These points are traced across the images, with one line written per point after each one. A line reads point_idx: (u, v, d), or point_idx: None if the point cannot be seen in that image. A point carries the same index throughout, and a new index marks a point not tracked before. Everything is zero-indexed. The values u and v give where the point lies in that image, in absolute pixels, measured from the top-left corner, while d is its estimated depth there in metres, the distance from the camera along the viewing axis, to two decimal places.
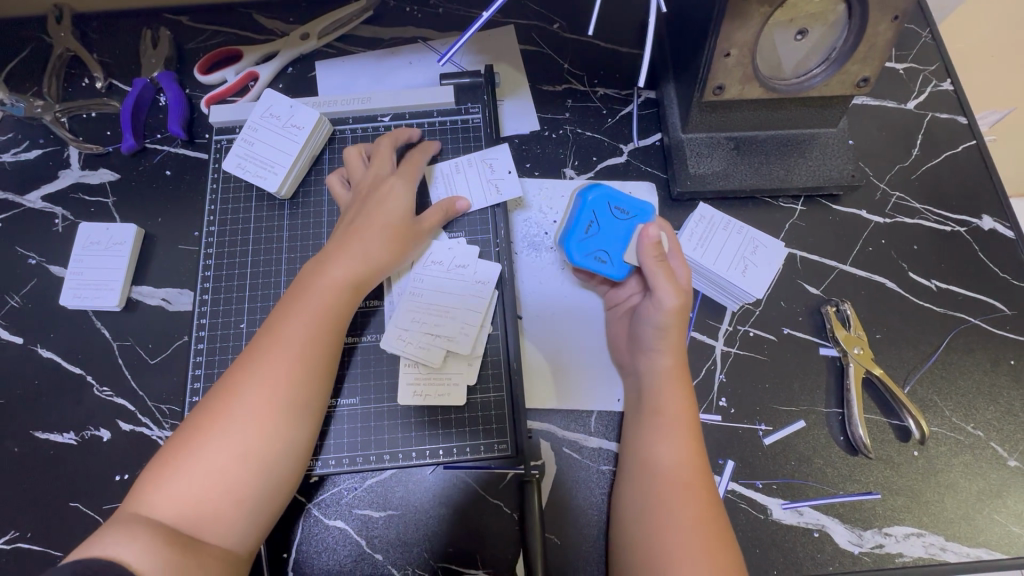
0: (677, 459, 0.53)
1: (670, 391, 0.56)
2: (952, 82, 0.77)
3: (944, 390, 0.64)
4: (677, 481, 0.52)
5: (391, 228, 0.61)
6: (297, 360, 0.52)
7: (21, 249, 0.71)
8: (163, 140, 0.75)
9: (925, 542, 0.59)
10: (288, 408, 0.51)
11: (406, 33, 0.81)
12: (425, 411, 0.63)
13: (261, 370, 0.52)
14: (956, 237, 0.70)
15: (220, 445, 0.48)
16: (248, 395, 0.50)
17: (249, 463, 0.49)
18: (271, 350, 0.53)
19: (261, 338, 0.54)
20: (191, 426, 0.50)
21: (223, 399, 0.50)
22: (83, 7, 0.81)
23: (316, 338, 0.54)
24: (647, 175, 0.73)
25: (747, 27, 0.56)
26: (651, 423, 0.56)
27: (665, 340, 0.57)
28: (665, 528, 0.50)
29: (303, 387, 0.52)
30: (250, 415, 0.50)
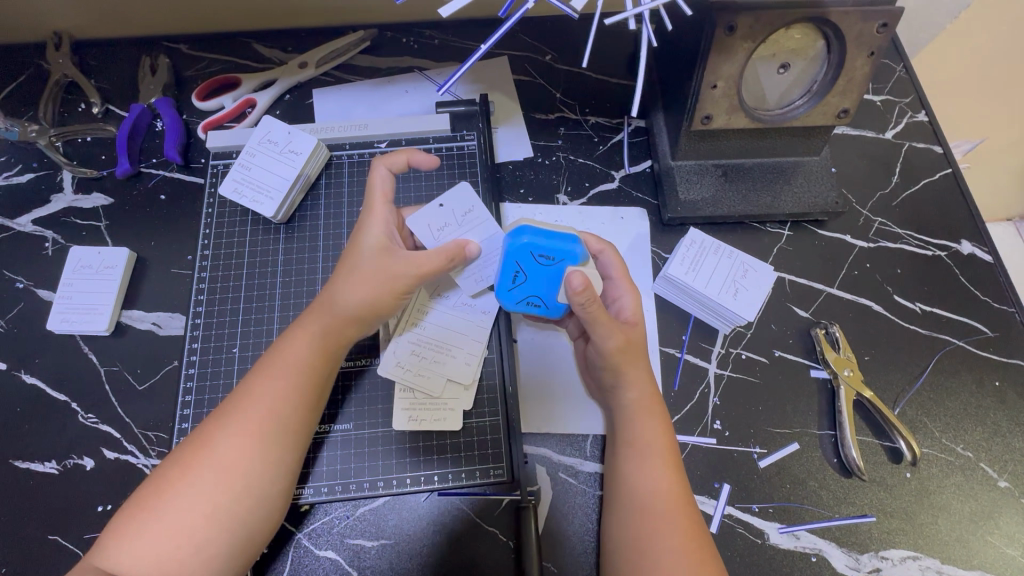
0: (660, 490, 0.52)
1: (654, 422, 0.56)
2: (927, 113, 0.80)
3: (933, 412, 0.65)
4: (663, 516, 0.51)
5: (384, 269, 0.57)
6: (270, 415, 0.52)
7: (8, 273, 0.70)
8: (158, 164, 0.76)
9: (922, 565, 0.59)
10: (251, 460, 0.50)
11: (402, 64, 0.83)
12: (420, 436, 0.62)
13: (230, 424, 0.50)
14: (938, 261, 0.72)
15: (185, 502, 0.47)
16: (220, 448, 0.49)
17: (212, 521, 0.47)
18: (243, 404, 0.51)
19: (240, 389, 0.53)
20: (159, 477, 0.49)
21: (192, 451, 0.49)
22: (83, 35, 0.83)
23: (291, 391, 0.53)
24: (638, 201, 0.75)
25: (733, 60, 0.60)
26: (632, 459, 0.55)
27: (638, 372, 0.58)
28: (654, 563, 0.49)
29: (272, 438, 0.51)
30: (217, 471, 0.48)
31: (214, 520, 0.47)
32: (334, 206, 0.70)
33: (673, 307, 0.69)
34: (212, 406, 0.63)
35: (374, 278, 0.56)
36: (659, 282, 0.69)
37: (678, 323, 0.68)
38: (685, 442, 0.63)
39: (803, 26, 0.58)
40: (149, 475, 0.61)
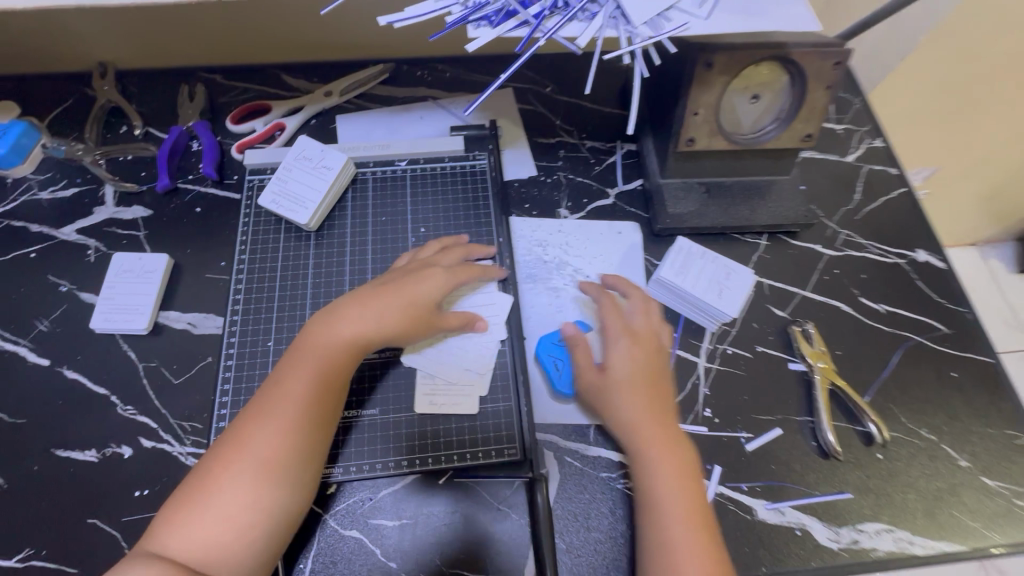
0: (662, 465, 0.60)
1: (663, 404, 0.64)
2: (882, 140, 0.91)
3: (900, 399, 0.72)
4: (665, 486, 0.59)
5: (403, 308, 0.65)
6: (294, 428, 0.57)
7: (53, 277, 0.76)
8: (194, 180, 0.83)
9: (895, 537, 0.65)
10: (274, 471, 0.55)
11: (417, 94, 0.92)
12: (440, 419, 0.68)
13: (265, 428, 0.56)
14: (898, 267, 0.81)
15: (222, 501, 0.53)
16: (252, 451, 0.55)
17: (253, 518, 0.53)
18: (276, 409, 0.57)
19: (261, 398, 0.59)
20: (201, 474, 0.55)
21: (223, 456, 0.55)
22: (127, 66, 0.91)
23: (315, 406, 0.58)
24: (631, 215, 0.83)
25: (711, 91, 0.69)
26: (637, 438, 0.62)
27: (630, 359, 0.66)
28: (669, 535, 0.57)
29: (290, 450, 0.56)
30: (248, 476, 0.54)
31: (250, 520, 0.53)
32: (359, 217, 0.77)
33: (665, 308, 0.76)
34: (247, 396, 0.68)
35: (408, 322, 0.65)
36: (652, 286, 0.77)
37: (669, 322, 0.75)
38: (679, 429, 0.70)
39: (769, 64, 0.68)
40: (184, 462, 0.66)
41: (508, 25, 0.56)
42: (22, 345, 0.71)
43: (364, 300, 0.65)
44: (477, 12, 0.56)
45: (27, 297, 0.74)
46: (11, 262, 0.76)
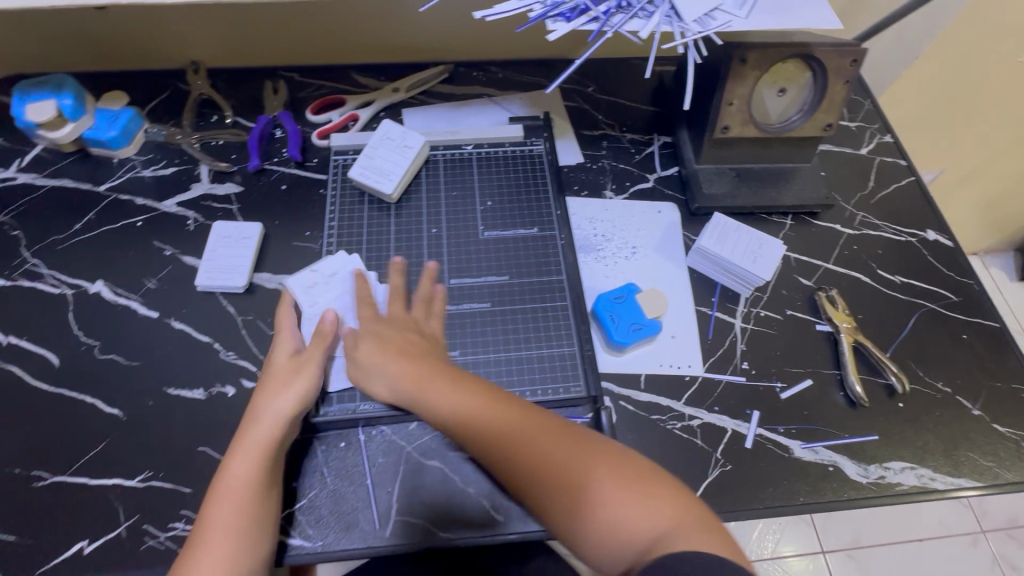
0: (587, 473, 0.59)
1: (481, 424, 0.63)
2: (891, 136, 1.01)
3: (917, 356, 0.80)
4: (600, 493, 0.58)
5: (386, 347, 0.69)
6: (245, 495, 0.62)
7: (158, 243, 0.85)
8: (280, 162, 0.93)
9: (918, 473, 0.72)
10: (248, 495, 0.62)
11: (474, 91, 1.03)
12: (514, 361, 0.75)
13: (229, 464, 0.63)
14: (910, 244, 0.90)
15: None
16: (213, 537, 0.60)
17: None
18: (233, 449, 0.65)
19: (217, 478, 0.64)
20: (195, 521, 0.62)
21: (193, 548, 0.60)
22: (216, 64, 1.02)
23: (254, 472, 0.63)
24: (670, 197, 0.93)
25: (744, 83, 0.80)
26: (531, 472, 0.61)
27: (446, 393, 0.65)
28: (627, 530, 0.57)
29: (252, 511, 0.61)
30: (211, 554, 0.59)
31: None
32: (432, 192, 0.87)
33: (704, 276, 0.85)
34: None
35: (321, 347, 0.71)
36: (692, 256, 0.86)
37: (707, 288, 0.84)
38: (720, 379, 0.77)
39: (795, 61, 0.79)
40: None
41: (581, 20, 0.67)
42: (134, 300, 0.80)
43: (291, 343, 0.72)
44: (554, 10, 0.67)
45: (135, 259, 0.83)
46: (120, 229, 0.86)
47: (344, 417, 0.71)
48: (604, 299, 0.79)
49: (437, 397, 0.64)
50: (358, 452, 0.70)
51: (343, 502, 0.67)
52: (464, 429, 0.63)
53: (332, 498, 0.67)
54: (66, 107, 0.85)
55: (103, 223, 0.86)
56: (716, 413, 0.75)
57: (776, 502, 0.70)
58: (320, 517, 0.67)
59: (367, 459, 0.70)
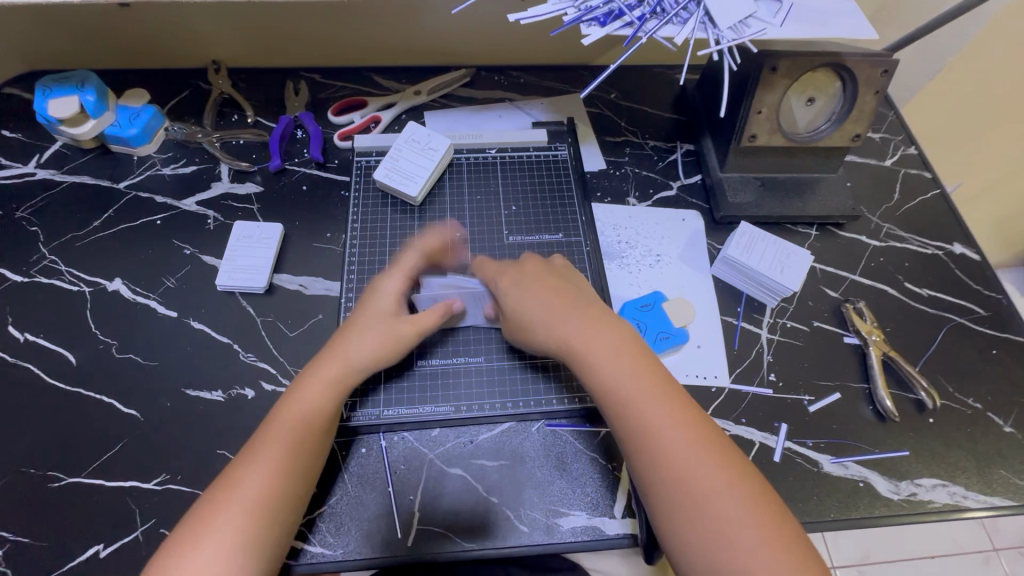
0: (700, 466, 0.56)
1: (613, 390, 0.60)
2: (916, 148, 1.01)
3: (946, 371, 0.79)
4: (711, 486, 0.55)
5: (567, 303, 0.66)
6: (293, 435, 0.62)
7: (177, 241, 0.84)
8: (301, 163, 0.92)
9: (950, 491, 0.71)
10: (262, 509, 0.58)
11: (495, 95, 1.03)
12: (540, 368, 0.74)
13: (252, 467, 0.59)
14: (937, 257, 0.89)
15: (227, 516, 0.57)
16: (254, 468, 0.59)
17: (254, 530, 0.57)
18: (259, 449, 0.61)
19: (231, 469, 0.60)
20: (192, 518, 0.57)
21: (229, 480, 0.59)
22: (237, 64, 1.02)
23: (314, 410, 0.64)
24: (693, 205, 0.92)
25: (773, 92, 0.78)
26: (643, 450, 0.57)
27: (609, 361, 0.61)
28: (729, 531, 0.53)
29: (276, 490, 0.59)
30: (252, 487, 0.58)
31: (253, 523, 0.57)
32: (456, 196, 0.87)
33: (729, 286, 0.84)
34: None
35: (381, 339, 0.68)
36: (717, 265, 0.85)
37: (733, 298, 0.83)
38: (747, 390, 0.76)
39: (825, 70, 0.78)
40: None
41: (614, 25, 0.67)
42: (152, 299, 0.79)
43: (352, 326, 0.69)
44: (587, 14, 0.67)
45: (154, 258, 0.82)
46: (139, 227, 0.85)
47: (367, 422, 0.69)
48: (631, 307, 0.79)
49: (595, 358, 0.62)
50: (380, 459, 0.69)
51: (364, 510, 0.66)
52: (602, 392, 0.61)
53: (353, 505, 0.66)
54: (90, 104, 0.84)
55: (122, 220, 0.85)
56: (743, 425, 0.74)
57: (806, 517, 0.69)
58: (340, 525, 0.65)
59: (388, 466, 0.69)
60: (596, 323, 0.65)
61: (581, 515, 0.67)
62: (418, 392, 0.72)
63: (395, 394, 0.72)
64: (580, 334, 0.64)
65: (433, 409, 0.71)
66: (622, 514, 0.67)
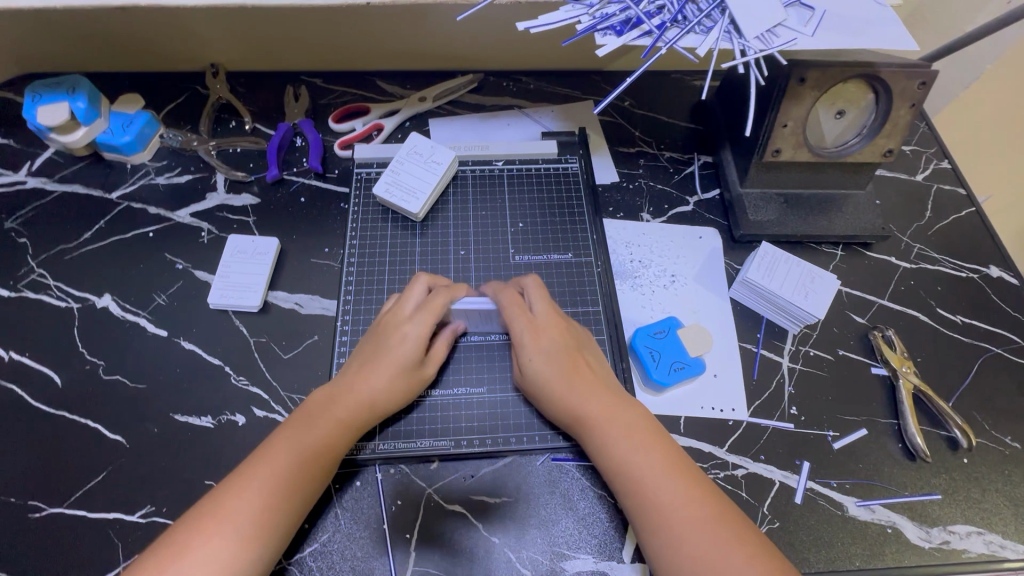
0: (717, 551, 0.53)
1: (623, 471, 0.59)
2: (949, 161, 0.95)
3: (982, 407, 0.74)
4: (709, 540, 0.54)
5: (582, 376, 0.65)
6: (299, 461, 0.58)
7: (169, 255, 0.80)
8: (299, 173, 0.88)
9: (986, 539, 0.66)
10: (256, 535, 0.54)
11: (503, 102, 0.98)
12: None
13: (250, 487, 0.56)
14: (972, 281, 0.83)
15: (218, 537, 0.53)
16: (253, 489, 0.56)
17: (245, 554, 0.53)
18: (259, 470, 0.57)
19: (224, 487, 0.56)
20: (173, 541, 0.53)
21: (224, 496, 0.55)
22: (236, 67, 0.98)
23: (324, 436, 0.60)
24: (711, 221, 0.87)
25: (801, 105, 0.73)
26: (655, 532, 0.56)
27: (619, 439, 0.61)
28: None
29: (269, 521, 0.55)
30: (250, 509, 0.55)
31: (245, 548, 0.54)
32: (460, 210, 0.83)
33: (748, 310, 0.79)
34: None
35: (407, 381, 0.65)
36: (735, 287, 0.80)
37: (752, 323, 0.78)
38: (767, 425, 0.71)
39: (857, 82, 0.73)
40: None
41: (632, 34, 0.62)
42: (142, 317, 0.76)
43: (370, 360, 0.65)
44: (603, 22, 0.62)
45: (145, 273, 0.79)
46: (131, 239, 0.82)
47: (361, 456, 0.66)
48: (644, 333, 0.74)
49: (605, 434, 0.61)
50: (375, 492, 0.65)
51: (358, 548, 0.62)
52: (613, 473, 0.60)
53: (346, 543, 0.63)
54: (81, 111, 0.81)
55: (113, 233, 0.82)
56: (763, 463, 0.69)
57: (830, 566, 0.64)
58: (332, 564, 0.62)
59: (384, 500, 0.65)
60: (610, 400, 0.64)
61: (587, 559, 0.63)
62: (417, 422, 0.68)
63: (391, 427, 0.68)
64: (593, 411, 0.63)
65: (431, 443, 0.67)
66: (631, 558, 0.63)
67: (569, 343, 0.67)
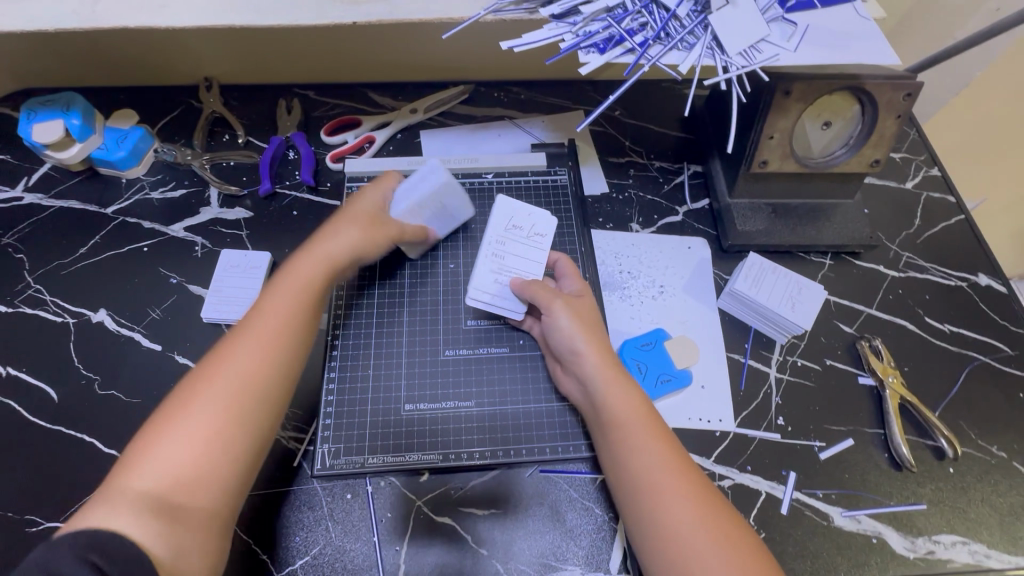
0: (692, 514, 0.55)
1: (617, 425, 0.61)
2: (939, 169, 0.95)
3: (969, 416, 0.74)
4: (708, 545, 0.54)
5: (591, 334, 0.66)
6: (294, 299, 0.62)
7: (164, 269, 0.82)
8: (291, 186, 0.89)
9: (971, 549, 0.66)
10: (232, 415, 0.55)
11: (495, 113, 0.98)
12: (533, 413, 0.71)
13: (221, 373, 0.57)
14: (960, 290, 0.84)
15: (201, 407, 0.55)
16: (260, 343, 0.59)
17: (227, 431, 0.55)
18: (225, 359, 0.58)
19: (197, 377, 0.57)
20: (149, 432, 0.54)
21: (213, 359, 0.58)
22: (229, 81, 0.99)
23: (284, 319, 0.61)
24: (700, 231, 0.87)
25: (787, 117, 0.74)
26: (638, 491, 0.58)
27: (621, 396, 0.62)
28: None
29: (244, 402, 0.56)
30: (235, 377, 0.56)
31: (236, 415, 0.55)
32: None
33: (736, 320, 0.80)
34: (354, 382, 0.72)
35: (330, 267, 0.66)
36: (723, 298, 0.80)
37: (740, 333, 0.79)
38: (754, 435, 0.72)
39: (842, 93, 0.73)
40: (285, 446, 0.68)
41: (615, 52, 0.62)
42: (137, 331, 0.77)
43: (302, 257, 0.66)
44: (586, 40, 0.62)
45: (140, 287, 0.80)
46: (126, 254, 0.83)
47: (351, 470, 0.67)
48: (631, 346, 0.75)
49: (606, 385, 0.62)
50: (365, 505, 0.66)
51: (347, 561, 0.63)
52: (609, 428, 0.61)
53: (337, 556, 0.64)
54: (76, 128, 0.82)
55: (108, 247, 0.83)
56: (749, 474, 0.70)
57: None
58: None
59: (373, 513, 0.66)
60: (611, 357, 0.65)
61: (574, 570, 0.64)
62: (408, 437, 0.69)
63: (381, 441, 0.68)
64: (598, 367, 0.64)
65: (420, 458, 0.68)
66: (617, 569, 0.64)
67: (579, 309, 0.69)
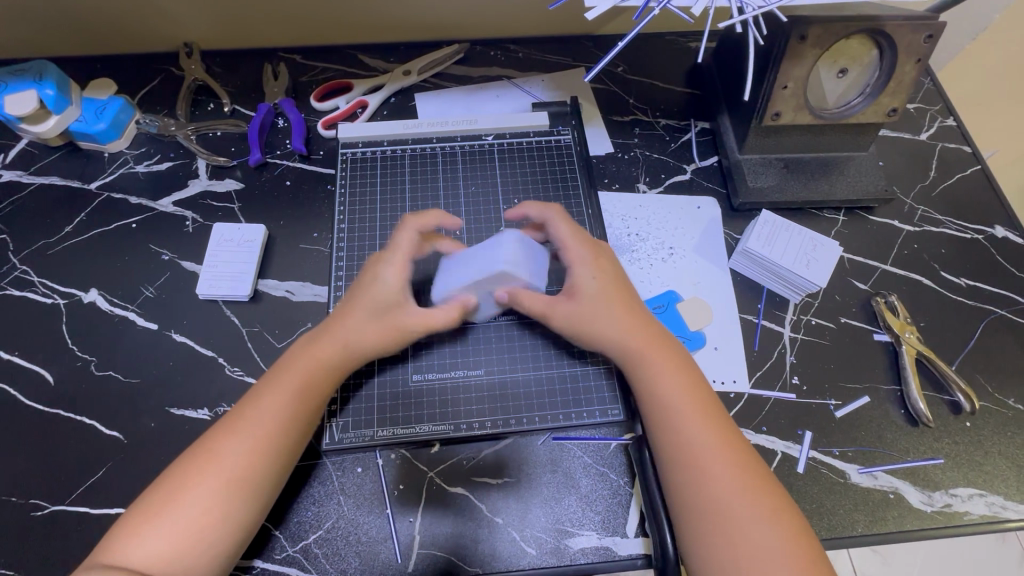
0: (738, 490, 0.55)
1: (663, 401, 0.60)
2: (954, 119, 0.92)
3: (987, 370, 0.73)
4: (748, 515, 0.54)
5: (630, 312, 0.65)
6: (294, 395, 0.61)
7: (155, 247, 0.78)
8: (283, 155, 0.85)
9: (988, 501, 0.66)
10: (242, 481, 0.56)
11: (492, 73, 0.94)
12: (545, 380, 0.70)
13: (234, 439, 0.58)
14: (976, 242, 0.81)
15: (210, 479, 0.55)
16: (274, 411, 0.59)
17: (216, 518, 0.55)
18: (240, 425, 0.58)
19: (211, 445, 0.58)
20: (162, 491, 0.55)
21: (223, 433, 0.58)
22: (210, 46, 0.94)
23: (294, 389, 0.61)
24: (709, 190, 0.84)
25: (802, 65, 0.70)
26: (684, 468, 0.57)
27: (670, 380, 0.61)
28: (759, 559, 0.52)
29: (253, 469, 0.57)
30: (244, 452, 0.57)
31: (239, 489, 0.56)
32: (451, 188, 0.81)
33: (748, 280, 0.78)
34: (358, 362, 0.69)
35: (378, 331, 0.64)
36: (735, 257, 0.78)
37: (753, 293, 0.77)
38: (768, 396, 0.71)
39: (860, 38, 0.69)
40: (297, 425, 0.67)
41: None
42: (131, 310, 0.74)
43: (337, 318, 0.65)
44: None
45: (131, 265, 0.77)
46: (114, 232, 0.79)
47: (361, 443, 0.65)
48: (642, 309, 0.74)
49: (642, 354, 0.63)
50: (376, 478, 0.65)
51: (361, 534, 0.62)
52: (655, 405, 0.61)
53: (351, 530, 0.63)
54: (50, 99, 0.78)
55: (95, 225, 0.80)
56: (764, 434, 0.69)
57: (833, 530, 0.64)
58: (338, 551, 0.62)
59: (385, 485, 0.65)
60: (655, 338, 0.64)
61: (591, 535, 0.63)
62: (414, 409, 0.67)
63: (391, 414, 0.67)
64: (638, 343, 0.63)
65: (432, 427, 0.67)
66: (635, 533, 0.63)
67: (606, 291, 0.66)
